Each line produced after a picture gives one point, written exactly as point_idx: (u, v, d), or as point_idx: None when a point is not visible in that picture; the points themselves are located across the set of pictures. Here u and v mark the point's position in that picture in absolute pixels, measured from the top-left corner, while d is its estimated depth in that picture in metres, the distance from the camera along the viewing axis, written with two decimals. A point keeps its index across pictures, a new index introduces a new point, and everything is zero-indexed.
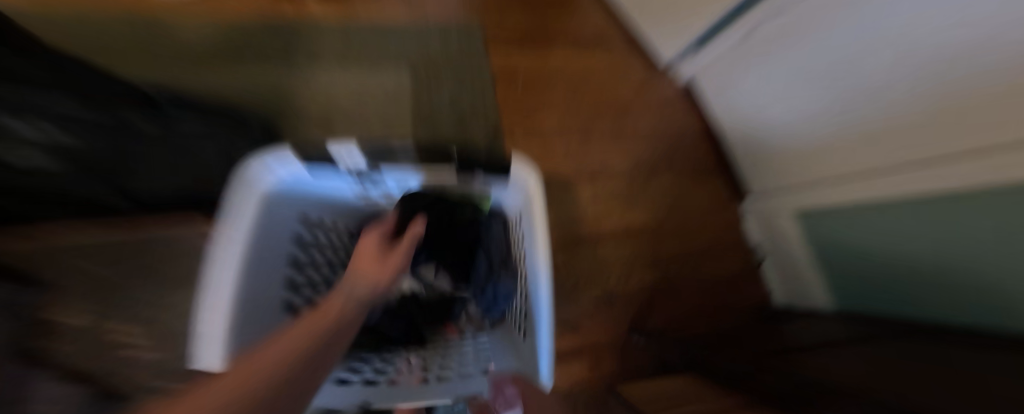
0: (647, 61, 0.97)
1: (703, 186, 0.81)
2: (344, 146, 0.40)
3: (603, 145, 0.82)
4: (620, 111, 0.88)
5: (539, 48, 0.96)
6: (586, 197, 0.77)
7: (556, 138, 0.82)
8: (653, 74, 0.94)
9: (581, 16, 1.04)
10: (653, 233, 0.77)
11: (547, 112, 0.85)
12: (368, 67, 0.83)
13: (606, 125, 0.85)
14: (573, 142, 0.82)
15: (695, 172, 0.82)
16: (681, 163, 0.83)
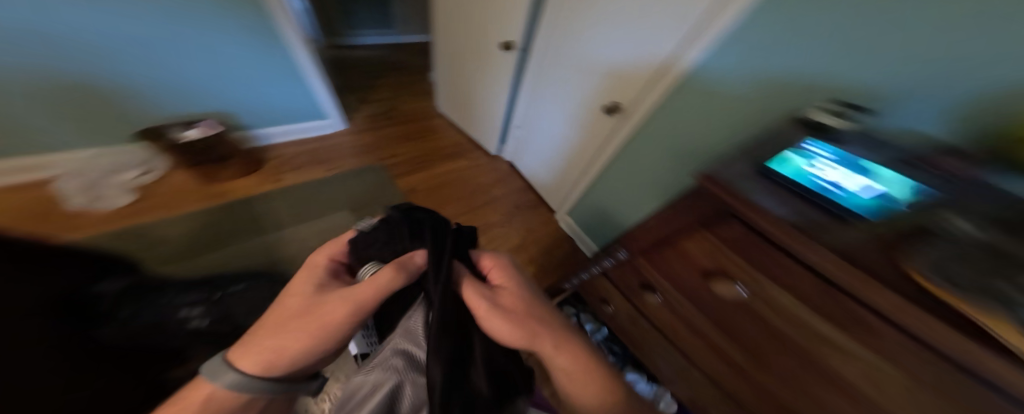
0: (488, 156, 1.74)
1: (540, 214, 1.54)
2: None
3: (481, 211, 1.47)
4: (485, 189, 1.57)
5: (425, 169, 1.60)
6: (484, 242, 1.37)
7: (455, 217, 1.41)
8: (493, 162, 1.71)
9: (442, 142, 1.77)
10: (521, 246, 1.41)
11: (444, 204, 1.45)
12: (317, 217, 1.30)
13: (479, 200, 1.51)
14: (465, 216, 1.43)
15: (534, 209, 1.56)
16: (524, 207, 1.55)
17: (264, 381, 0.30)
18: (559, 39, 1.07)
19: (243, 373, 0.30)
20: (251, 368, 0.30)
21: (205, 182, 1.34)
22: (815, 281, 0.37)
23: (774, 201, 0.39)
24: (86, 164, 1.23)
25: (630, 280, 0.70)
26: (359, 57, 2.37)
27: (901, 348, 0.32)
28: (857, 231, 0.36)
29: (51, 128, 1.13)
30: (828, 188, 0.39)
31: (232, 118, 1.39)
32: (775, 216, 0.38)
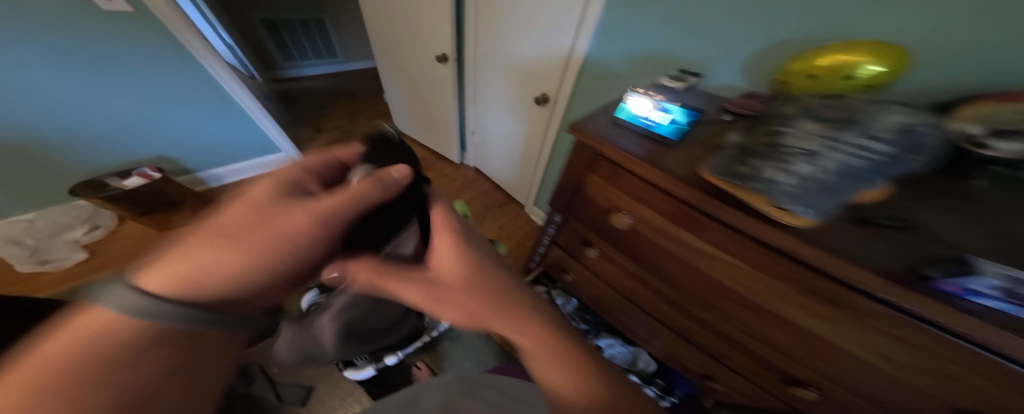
0: (451, 164, 1.84)
1: (507, 209, 1.65)
2: None
3: None
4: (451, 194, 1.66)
5: None
6: None
7: None
8: (456, 169, 1.81)
9: None
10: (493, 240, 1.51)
11: None
12: None
13: None
14: None
15: (500, 205, 1.66)
16: (490, 205, 1.66)
17: (173, 302, 0.27)
18: (484, 47, 1.23)
19: (144, 293, 0.26)
20: (194, 289, 0.28)
21: (161, 229, 1.32)
22: (652, 198, 0.50)
23: (628, 142, 0.53)
24: (28, 229, 1.19)
25: (572, 240, 0.77)
26: (309, 89, 2.41)
27: (738, 235, 0.41)
28: (690, 155, 0.50)
29: None
30: (644, 122, 0.54)
31: (179, 163, 1.39)
32: (635, 157, 0.49)
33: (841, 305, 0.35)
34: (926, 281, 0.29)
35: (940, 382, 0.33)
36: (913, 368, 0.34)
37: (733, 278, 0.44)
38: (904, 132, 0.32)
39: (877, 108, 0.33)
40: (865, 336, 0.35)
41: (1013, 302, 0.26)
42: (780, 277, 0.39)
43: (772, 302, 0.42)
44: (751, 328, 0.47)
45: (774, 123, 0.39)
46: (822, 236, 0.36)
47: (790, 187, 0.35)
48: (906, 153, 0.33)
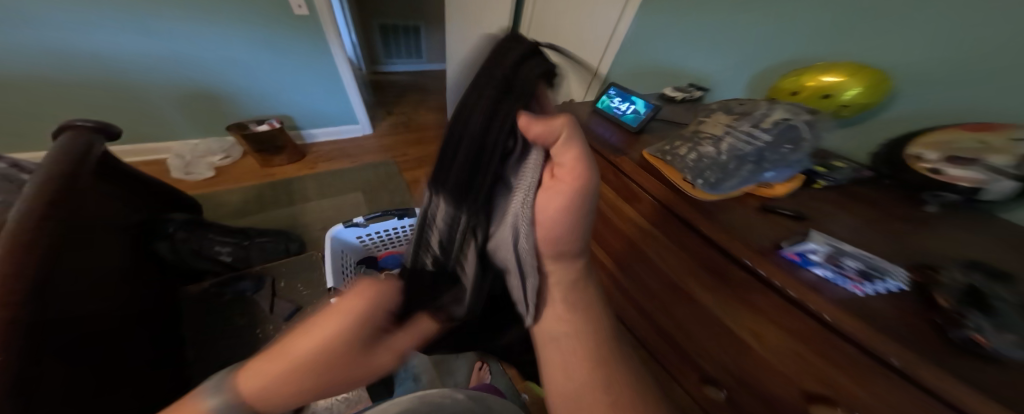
0: None
1: None
2: (357, 218, 1.14)
3: None
4: None
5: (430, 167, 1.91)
6: None
7: None
8: None
9: None
10: None
11: None
12: (336, 196, 1.64)
13: None
14: None
15: None
16: None
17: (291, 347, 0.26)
18: (530, 54, 1.40)
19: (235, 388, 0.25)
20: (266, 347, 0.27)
21: (263, 165, 1.76)
22: (606, 173, 0.57)
23: (602, 127, 0.61)
24: (189, 148, 1.69)
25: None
26: (391, 81, 2.89)
27: (661, 210, 0.48)
28: (649, 143, 0.56)
29: (174, 121, 1.63)
30: (615, 111, 0.62)
31: (292, 119, 1.87)
32: (603, 140, 0.57)
33: (728, 283, 0.42)
34: (776, 249, 0.37)
35: (791, 362, 0.38)
36: (776, 350, 0.39)
37: (660, 257, 0.51)
38: (781, 127, 0.39)
39: (774, 107, 0.41)
40: (746, 321, 0.42)
41: (840, 273, 0.33)
42: (697, 264, 0.45)
43: (686, 285, 0.49)
44: (680, 317, 0.53)
45: (702, 116, 0.48)
46: (724, 210, 0.41)
47: (692, 163, 0.44)
48: (790, 143, 0.39)
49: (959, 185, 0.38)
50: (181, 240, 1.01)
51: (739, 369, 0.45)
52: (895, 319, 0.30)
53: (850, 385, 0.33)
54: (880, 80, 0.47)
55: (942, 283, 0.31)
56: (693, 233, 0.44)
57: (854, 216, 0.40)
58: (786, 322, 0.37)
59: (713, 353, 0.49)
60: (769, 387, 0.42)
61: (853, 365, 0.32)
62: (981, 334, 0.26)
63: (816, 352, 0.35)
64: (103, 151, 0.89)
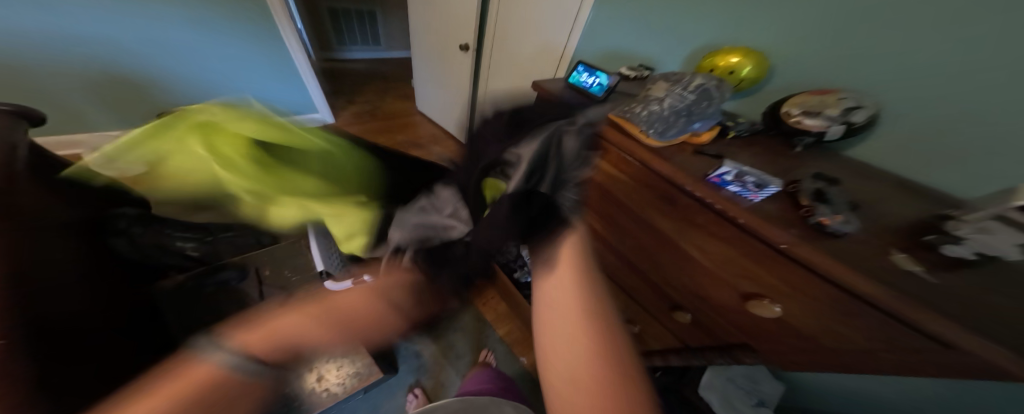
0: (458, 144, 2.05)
1: None
2: None
3: None
4: None
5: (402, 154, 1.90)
6: None
7: None
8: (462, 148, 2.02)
9: (416, 134, 2.09)
10: None
11: None
12: None
13: None
14: None
15: None
16: None
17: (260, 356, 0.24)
18: (499, 39, 1.50)
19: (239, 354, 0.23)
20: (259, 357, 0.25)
21: None
22: None
23: (575, 98, 0.74)
24: (107, 140, 1.48)
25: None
26: (348, 68, 2.75)
27: (637, 164, 0.60)
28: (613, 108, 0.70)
29: (94, 109, 1.43)
30: (585, 85, 0.76)
31: None
32: (578, 107, 0.69)
33: (683, 214, 0.56)
34: (704, 177, 0.52)
35: (730, 269, 0.52)
36: (723, 262, 0.53)
37: (635, 206, 0.64)
38: (700, 89, 0.56)
39: (696, 77, 0.58)
40: (698, 245, 0.55)
41: (745, 187, 0.49)
42: (662, 206, 0.59)
43: (653, 223, 0.62)
44: (654, 256, 0.65)
45: (650, 86, 0.64)
46: (671, 152, 0.57)
47: (645, 118, 0.58)
48: (708, 101, 0.56)
49: (811, 132, 0.54)
50: (142, 235, 0.89)
51: (699, 290, 0.59)
52: (778, 211, 0.47)
53: (765, 275, 0.48)
54: (762, 60, 0.66)
55: (803, 191, 0.47)
56: (660, 178, 0.57)
57: (755, 154, 0.58)
58: (727, 239, 0.50)
59: (677, 280, 0.62)
60: (723, 299, 0.55)
61: (766, 257, 0.46)
62: (824, 217, 0.42)
63: (743, 253, 0.49)
64: (32, 141, 0.77)
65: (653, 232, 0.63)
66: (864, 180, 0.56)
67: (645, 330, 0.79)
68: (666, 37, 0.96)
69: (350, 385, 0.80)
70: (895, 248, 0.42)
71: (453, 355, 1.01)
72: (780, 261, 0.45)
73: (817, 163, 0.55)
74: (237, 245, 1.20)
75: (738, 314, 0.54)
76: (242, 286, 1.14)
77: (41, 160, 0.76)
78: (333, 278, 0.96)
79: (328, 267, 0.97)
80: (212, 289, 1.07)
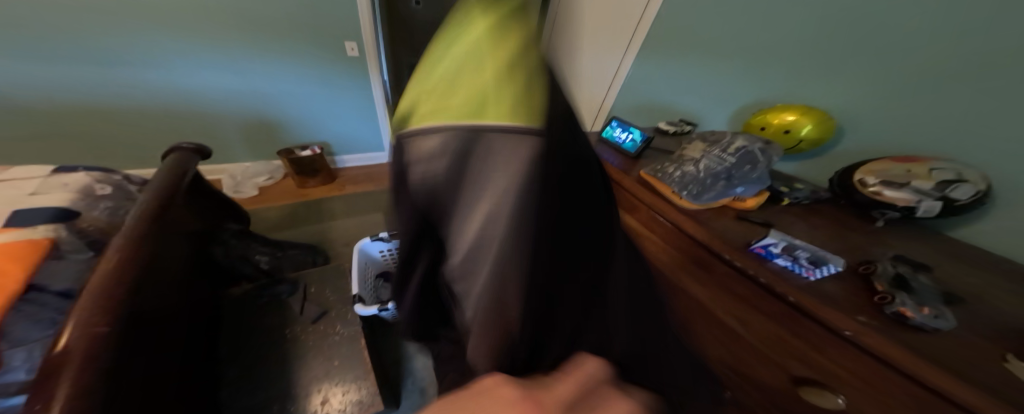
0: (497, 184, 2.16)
1: None
2: (382, 233, 1.22)
3: None
4: None
5: None
6: None
7: None
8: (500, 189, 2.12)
9: None
10: None
11: None
12: (360, 215, 1.79)
13: None
14: None
15: None
16: None
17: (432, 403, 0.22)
18: None
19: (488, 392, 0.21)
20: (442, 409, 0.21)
21: (299, 186, 1.93)
22: (611, 189, 0.69)
23: (607, 153, 0.74)
24: (242, 170, 1.89)
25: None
26: None
27: (662, 221, 0.58)
28: (645, 165, 0.68)
29: (233, 145, 1.84)
30: (618, 139, 0.76)
31: (330, 146, 2.10)
32: (609, 163, 0.68)
33: (715, 277, 0.51)
34: (747, 245, 0.46)
35: (777, 346, 0.45)
36: (768, 338, 0.46)
37: (661, 262, 0.60)
38: (742, 151, 0.52)
39: (737, 138, 0.54)
40: (735, 314, 0.50)
41: (796, 262, 0.42)
42: (691, 266, 0.54)
43: (682, 281, 0.57)
44: (688, 320, 0.58)
45: (685, 145, 0.62)
46: (708, 216, 0.51)
47: (677, 180, 0.55)
48: (753, 164, 0.51)
49: (897, 206, 0.43)
50: (234, 246, 1.11)
51: (740, 365, 0.51)
52: (842, 297, 0.38)
53: (821, 358, 0.41)
54: (825, 119, 0.58)
55: (878, 273, 0.39)
56: (686, 237, 0.54)
57: (815, 223, 0.50)
58: (770, 312, 0.45)
59: (716, 351, 0.55)
60: (770, 380, 0.47)
61: (823, 341, 0.40)
62: (906, 307, 0.34)
63: (791, 330, 0.43)
64: (195, 170, 1.02)
65: (685, 287, 0.57)
66: (966, 268, 0.44)
67: None
68: (710, 92, 0.94)
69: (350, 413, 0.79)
70: (1011, 353, 0.32)
71: None
72: (842, 350, 0.38)
73: (901, 243, 0.45)
74: (299, 263, 1.33)
75: (791, 394, 0.45)
76: (288, 298, 1.06)
77: (194, 183, 1.00)
78: (362, 303, 1.00)
79: (361, 293, 1.02)
80: (265, 300, 1.03)
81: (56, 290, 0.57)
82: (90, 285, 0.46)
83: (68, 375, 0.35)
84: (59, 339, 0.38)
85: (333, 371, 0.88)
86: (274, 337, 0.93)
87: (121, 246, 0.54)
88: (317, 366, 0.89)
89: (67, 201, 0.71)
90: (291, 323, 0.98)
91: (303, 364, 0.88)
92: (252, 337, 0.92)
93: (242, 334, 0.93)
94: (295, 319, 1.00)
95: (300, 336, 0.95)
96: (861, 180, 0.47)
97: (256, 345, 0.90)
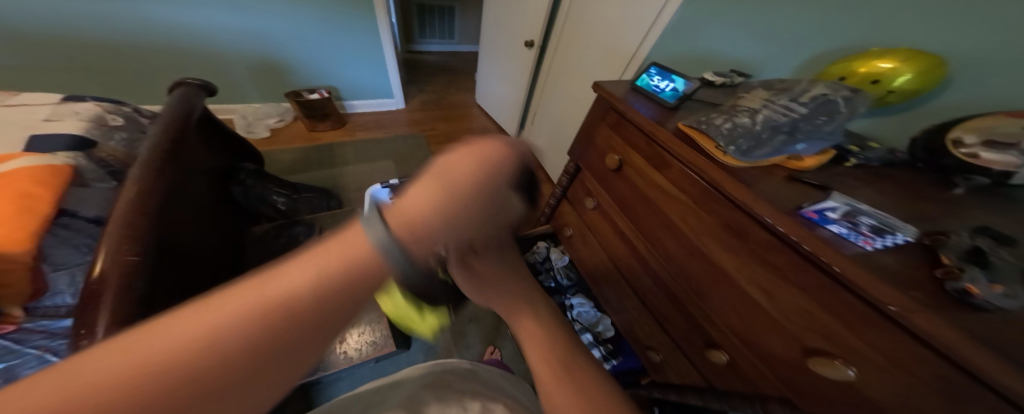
0: None
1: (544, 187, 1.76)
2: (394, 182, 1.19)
3: None
4: None
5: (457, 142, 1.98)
6: None
7: None
8: None
9: (472, 125, 2.16)
10: None
11: None
12: (370, 162, 1.75)
13: None
14: None
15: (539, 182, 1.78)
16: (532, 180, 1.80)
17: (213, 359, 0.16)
18: (570, 33, 1.42)
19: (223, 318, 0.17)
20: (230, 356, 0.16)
21: (309, 130, 1.88)
22: (641, 143, 0.62)
23: (638, 103, 0.65)
24: (252, 110, 1.84)
25: (578, 193, 0.87)
26: (425, 60, 2.96)
27: (697, 180, 0.52)
28: (684, 117, 0.60)
29: (241, 84, 1.77)
30: (655, 88, 0.66)
31: (339, 89, 1.99)
32: (642, 113, 0.61)
33: (746, 241, 0.47)
34: (796, 209, 0.41)
35: (799, 319, 0.43)
36: (787, 305, 0.44)
37: (683, 223, 0.57)
38: (819, 101, 0.44)
39: (815, 84, 0.46)
40: (758, 281, 0.47)
41: (854, 230, 0.37)
42: (717, 229, 0.51)
43: (703, 244, 0.54)
44: (699, 284, 0.56)
45: (743, 94, 0.54)
46: (759, 177, 0.45)
47: (727, 134, 0.48)
48: (826, 116, 0.44)
49: (991, 171, 0.37)
50: (252, 186, 1.08)
51: (746, 332, 0.50)
52: (897, 269, 0.34)
53: (846, 333, 0.38)
54: (933, 66, 0.48)
55: (948, 245, 0.34)
56: (726, 200, 0.49)
57: (881, 190, 0.43)
58: (802, 282, 0.41)
59: (723, 315, 0.53)
60: (776, 348, 0.46)
61: (854, 315, 0.37)
62: (974, 284, 0.30)
63: (822, 304, 0.40)
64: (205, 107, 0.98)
65: (707, 253, 0.53)
66: None
67: (667, 361, 0.68)
68: (774, 37, 0.81)
69: (366, 352, 0.87)
70: None
71: (464, 344, 1.03)
72: (875, 326, 0.35)
73: (985, 215, 0.39)
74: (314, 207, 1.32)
75: (798, 363, 0.44)
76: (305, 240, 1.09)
77: (207, 121, 0.97)
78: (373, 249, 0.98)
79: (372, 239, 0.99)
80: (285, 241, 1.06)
81: (90, 217, 0.58)
82: (111, 213, 0.46)
83: (106, 298, 0.36)
84: (96, 265, 0.39)
85: None
86: None
87: (137, 177, 0.54)
88: None
89: (83, 130, 0.70)
90: None
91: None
92: None
93: None
94: None
95: None
96: (953, 139, 0.41)
97: None
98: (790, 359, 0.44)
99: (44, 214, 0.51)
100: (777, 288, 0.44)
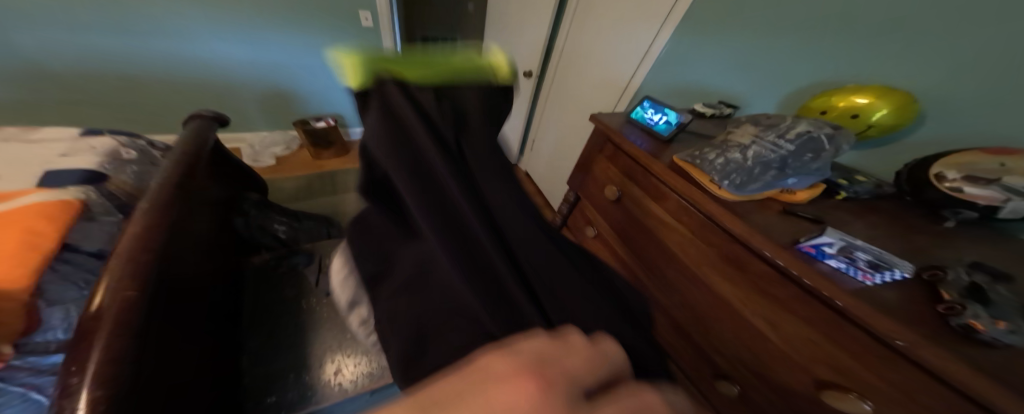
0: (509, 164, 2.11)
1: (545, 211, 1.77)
2: None
3: None
4: None
5: None
6: None
7: None
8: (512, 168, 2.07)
9: None
10: None
11: None
12: None
13: None
14: None
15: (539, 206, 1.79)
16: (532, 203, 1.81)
17: None
18: (566, 65, 1.51)
19: None
20: None
21: (314, 157, 1.93)
22: (638, 175, 0.64)
23: (634, 135, 0.68)
24: (259, 139, 1.90)
25: (578, 221, 0.89)
26: None
27: (694, 212, 0.54)
28: (678, 150, 0.62)
29: (250, 114, 1.84)
30: (649, 121, 0.70)
31: (344, 118, 2.07)
32: (638, 146, 0.63)
33: (747, 273, 0.47)
34: (793, 243, 0.42)
35: (807, 351, 0.42)
36: (793, 337, 0.43)
37: (683, 252, 0.57)
38: (804, 138, 0.46)
39: (799, 122, 0.49)
40: (762, 312, 0.46)
41: (852, 265, 0.38)
42: (716, 259, 0.52)
43: (704, 274, 0.54)
44: (703, 314, 0.55)
45: (732, 128, 0.56)
46: (752, 210, 0.47)
47: (719, 168, 0.50)
48: (813, 152, 0.46)
49: (976, 205, 0.38)
50: (254, 216, 1.10)
51: (756, 364, 0.49)
52: (898, 305, 0.34)
53: (857, 367, 0.37)
54: (908, 103, 0.51)
55: (946, 281, 0.34)
56: (723, 231, 0.50)
57: (874, 222, 0.44)
58: (805, 315, 0.41)
59: (730, 346, 0.52)
60: (789, 382, 0.45)
61: (863, 349, 0.36)
62: (977, 320, 0.30)
63: (829, 337, 0.39)
64: (216, 139, 1.02)
65: (710, 284, 0.53)
66: None
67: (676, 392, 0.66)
68: (758, 71, 0.85)
69: (361, 383, 0.81)
70: None
71: None
72: (884, 360, 0.35)
73: (977, 248, 0.39)
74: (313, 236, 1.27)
75: (811, 399, 0.42)
76: (305, 268, 1.09)
77: (215, 152, 1.01)
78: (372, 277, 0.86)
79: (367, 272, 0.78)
80: (285, 271, 1.05)
81: (90, 252, 0.58)
82: (118, 248, 0.47)
83: (99, 342, 0.35)
84: (95, 301, 0.39)
85: (347, 342, 0.90)
86: (293, 309, 0.96)
87: (146, 211, 0.55)
88: (332, 335, 0.91)
89: (95, 164, 0.72)
90: (307, 295, 1.00)
91: (317, 334, 0.91)
92: (271, 310, 0.95)
93: (261, 308, 0.95)
94: (311, 291, 1.02)
95: (317, 308, 0.98)
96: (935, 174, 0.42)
97: (274, 319, 0.93)
98: (803, 394, 0.43)
99: (48, 251, 0.51)
100: (781, 320, 0.44)
